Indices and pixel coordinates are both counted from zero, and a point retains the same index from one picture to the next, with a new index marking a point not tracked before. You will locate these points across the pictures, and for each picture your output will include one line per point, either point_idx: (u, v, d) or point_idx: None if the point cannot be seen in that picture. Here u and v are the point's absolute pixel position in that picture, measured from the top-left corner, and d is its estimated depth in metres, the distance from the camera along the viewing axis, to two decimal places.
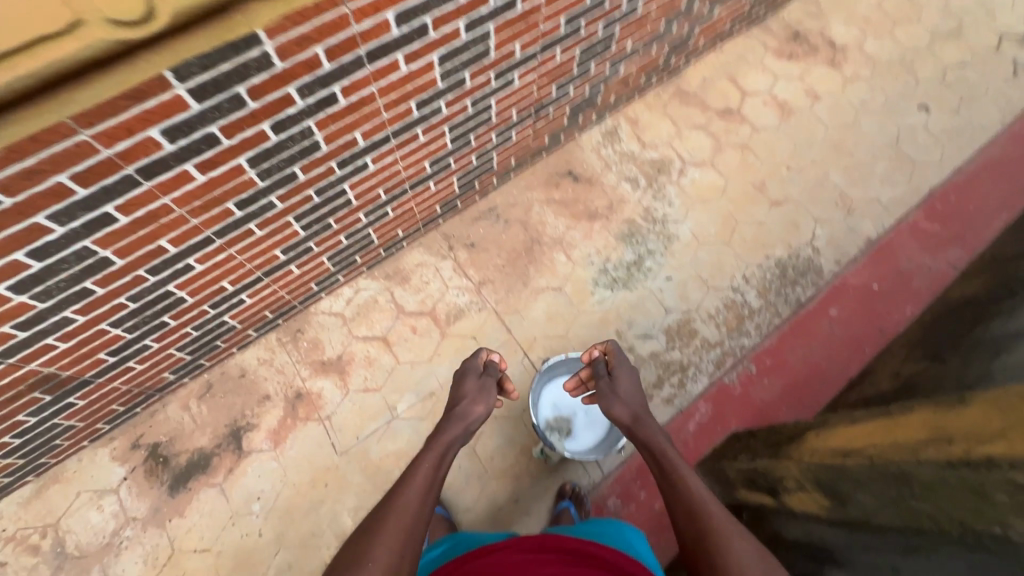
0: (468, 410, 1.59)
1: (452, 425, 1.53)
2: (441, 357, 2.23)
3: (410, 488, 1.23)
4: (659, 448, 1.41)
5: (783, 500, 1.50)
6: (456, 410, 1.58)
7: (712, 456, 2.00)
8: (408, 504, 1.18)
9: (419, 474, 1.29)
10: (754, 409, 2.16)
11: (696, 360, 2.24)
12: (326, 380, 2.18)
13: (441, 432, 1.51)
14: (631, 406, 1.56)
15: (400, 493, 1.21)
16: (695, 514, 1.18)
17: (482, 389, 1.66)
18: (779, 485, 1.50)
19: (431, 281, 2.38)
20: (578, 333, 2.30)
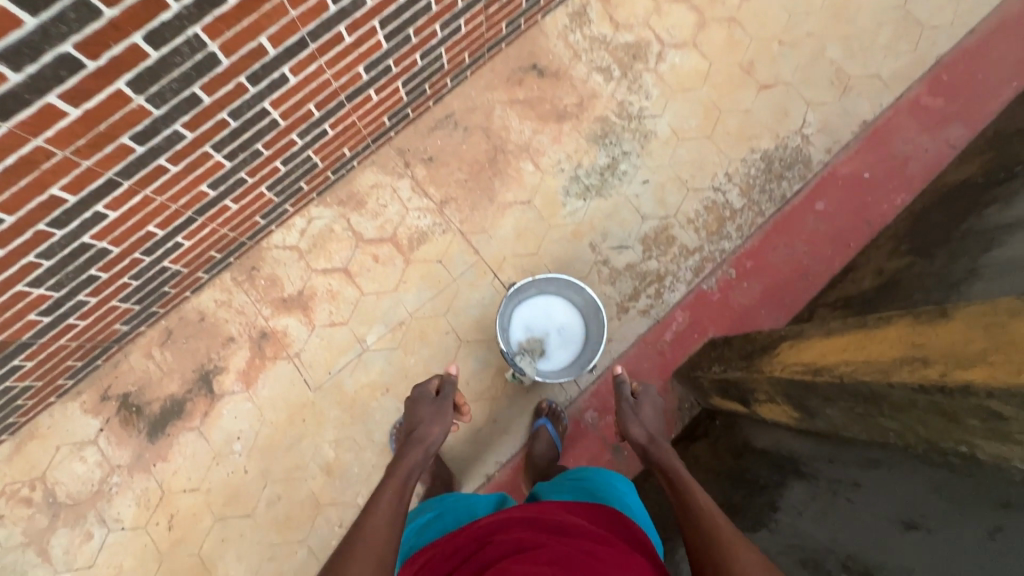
0: (428, 431, 1.57)
1: (413, 448, 1.48)
2: (407, 285, 2.13)
3: (371, 512, 1.17)
4: (670, 465, 1.25)
5: (754, 408, 1.49)
6: (414, 434, 1.54)
7: (688, 363, 1.99)
8: (374, 529, 1.12)
9: (383, 497, 1.23)
10: (732, 315, 2.10)
11: (674, 269, 2.14)
12: (290, 318, 2.10)
13: (401, 460, 1.44)
14: (648, 430, 1.44)
15: (367, 514, 1.17)
16: (700, 535, 0.98)
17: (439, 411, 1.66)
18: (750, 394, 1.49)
19: (389, 203, 2.20)
20: (549, 249, 2.17)
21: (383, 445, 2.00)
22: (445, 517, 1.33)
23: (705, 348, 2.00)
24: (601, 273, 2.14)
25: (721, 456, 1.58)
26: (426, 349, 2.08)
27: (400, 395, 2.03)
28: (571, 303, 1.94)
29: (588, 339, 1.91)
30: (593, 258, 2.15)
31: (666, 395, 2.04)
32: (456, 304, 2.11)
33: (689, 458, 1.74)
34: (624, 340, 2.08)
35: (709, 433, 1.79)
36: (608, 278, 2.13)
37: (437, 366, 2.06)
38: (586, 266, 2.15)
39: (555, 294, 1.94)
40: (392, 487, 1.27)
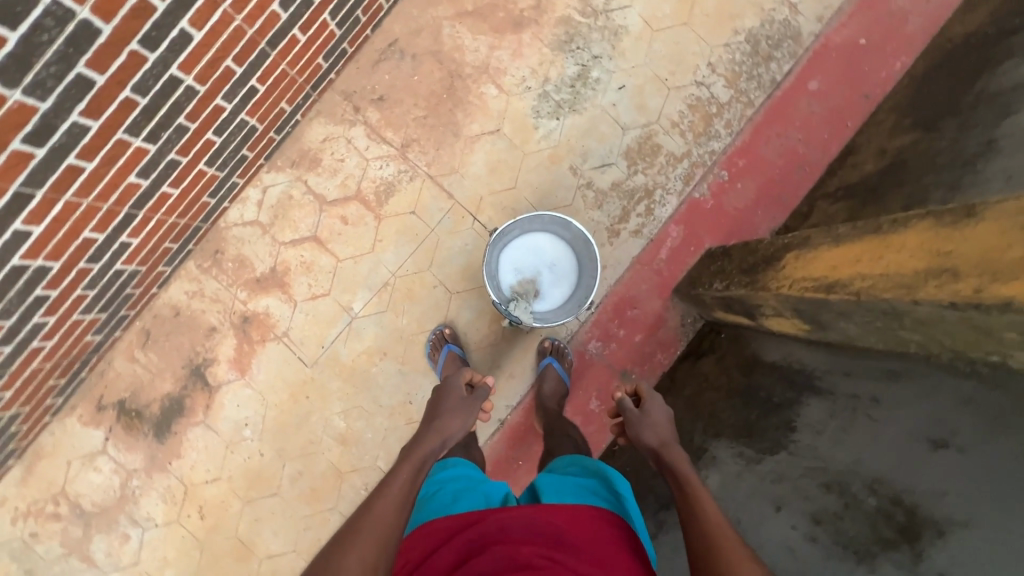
0: (447, 422, 1.40)
1: (428, 438, 1.33)
2: (383, 243, 1.99)
3: (383, 497, 1.06)
4: (679, 473, 1.08)
5: (763, 321, 1.44)
6: (432, 422, 1.39)
7: (688, 279, 1.92)
8: (386, 507, 1.05)
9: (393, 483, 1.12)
10: (728, 221, 2.00)
11: (662, 181, 2.00)
12: (269, 297, 1.98)
13: (419, 443, 1.31)
14: (660, 437, 1.20)
15: (375, 500, 1.07)
16: (698, 533, 0.95)
17: (466, 407, 1.50)
18: (755, 309, 1.43)
19: (346, 157, 2.00)
20: (527, 180, 2.00)
21: (391, 408, 1.98)
22: (441, 494, 1.22)
23: (703, 261, 1.92)
24: (586, 197, 2.00)
25: (730, 371, 1.56)
26: (416, 308, 1.99)
27: (399, 357, 1.99)
28: (558, 238, 1.83)
29: (582, 273, 1.81)
30: (575, 183, 2.00)
31: (668, 313, 1.99)
32: (438, 255, 1.99)
33: (697, 374, 1.74)
34: (619, 265, 1.99)
35: (715, 347, 1.77)
36: (595, 202, 2.00)
37: (430, 323, 1.99)
38: (569, 193, 2.00)
39: (541, 230, 1.83)
40: (404, 474, 1.15)
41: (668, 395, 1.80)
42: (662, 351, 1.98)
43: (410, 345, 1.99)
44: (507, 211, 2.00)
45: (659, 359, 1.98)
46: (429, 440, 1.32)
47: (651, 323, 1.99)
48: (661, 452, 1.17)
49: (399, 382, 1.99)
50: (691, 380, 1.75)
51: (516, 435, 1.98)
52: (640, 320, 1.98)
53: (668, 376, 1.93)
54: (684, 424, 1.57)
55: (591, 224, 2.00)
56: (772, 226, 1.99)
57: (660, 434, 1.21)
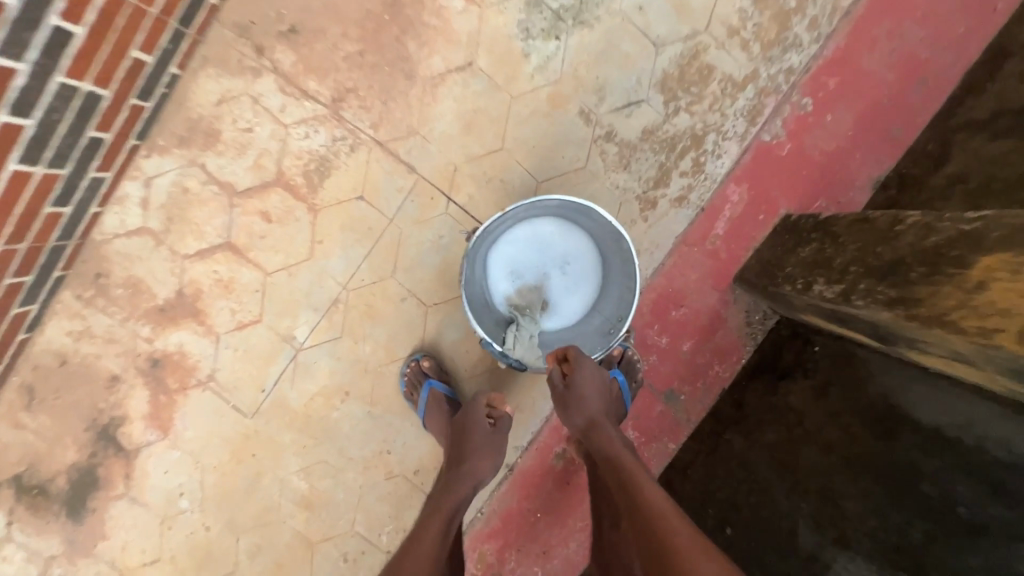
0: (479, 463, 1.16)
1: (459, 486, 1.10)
2: (325, 245, 1.42)
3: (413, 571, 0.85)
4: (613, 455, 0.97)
5: (903, 352, 0.93)
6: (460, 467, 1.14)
7: (760, 263, 1.34)
8: None
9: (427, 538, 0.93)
10: (813, 173, 1.39)
11: (716, 121, 1.38)
12: (182, 331, 1.46)
13: (447, 493, 1.08)
14: (585, 406, 1.10)
15: None
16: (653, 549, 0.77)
17: (492, 445, 1.22)
18: (899, 339, 0.92)
19: (255, 124, 1.38)
20: (519, 136, 1.39)
21: (364, 461, 1.51)
22: None
23: (782, 236, 1.33)
24: (606, 154, 1.38)
25: (848, 421, 1.04)
26: (381, 329, 1.46)
27: (366, 397, 1.49)
28: (572, 226, 1.27)
29: (609, 277, 1.26)
30: (589, 135, 1.38)
31: (728, 310, 1.44)
32: (402, 256, 1.42)
33: (785, 411, 1.21)
34: (658, 250, 1.41)
35: (808, 368, 1.23)
36: (618, 161, 1.38)
37: (403, 347, 1.47)
38: (581, 150, 1.38)
39: (547, 216, 1.25)
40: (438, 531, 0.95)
41: (741, 435, 1.29)
42: (719, 362, 1.45)
43: (379, 380, 1.48)
44: (493, 185, 1.40)
45: (716, 372, 1.46)
46: (459, 484, 1.10)
47: (703, 326, 1.44)
48: (584, 411, 1.09)
49: (370, 427, 1.50)
50: (775, 418, 1.22)
51: (532, 483, 1.52)
52: (690, 322, 1.44)
53: (733, 398, 1.41)
54: (784, 505, 1.07)
55: (614, 193, 1.39)
56: (876, 174, 1.38)
57: (589, 407, 1.09)
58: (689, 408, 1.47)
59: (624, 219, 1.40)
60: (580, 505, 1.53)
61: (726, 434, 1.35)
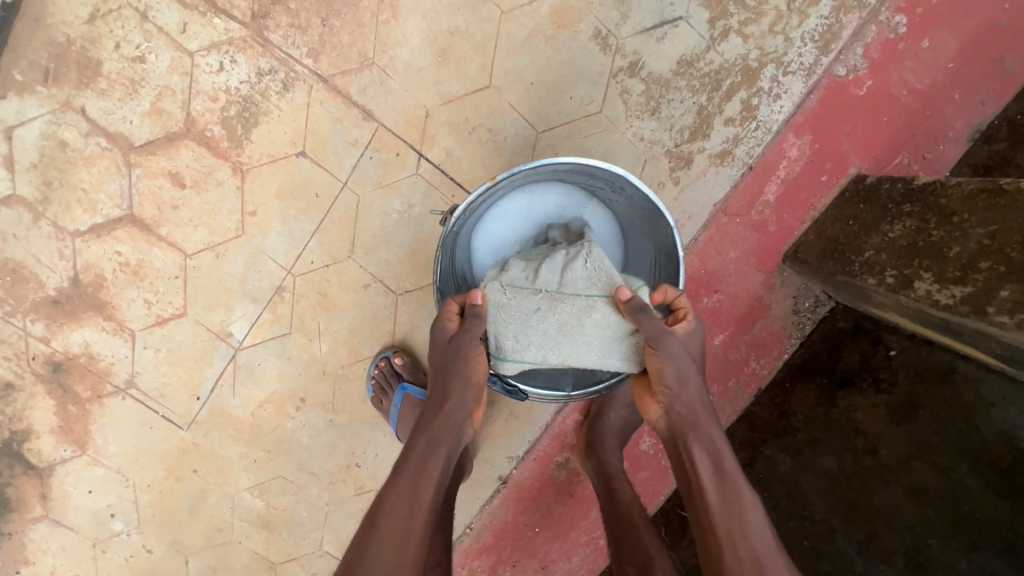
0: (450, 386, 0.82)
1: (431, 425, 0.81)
2: (260, 217, 1.09)
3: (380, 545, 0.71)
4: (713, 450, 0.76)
5: None
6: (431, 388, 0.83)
7: (825, 241, 1.03)
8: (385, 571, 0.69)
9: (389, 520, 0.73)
10: (897, 120, 1.06)
11: (776, 48, 1.03)
12: (87, 328, 1.15)
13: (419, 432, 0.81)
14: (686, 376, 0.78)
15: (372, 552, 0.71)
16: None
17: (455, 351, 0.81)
18: None
19: (147, 51, 1.00)
20: (513, 69, 1.03)
21: (330, 475, 1.26)
22: None
23: (858, 206, 1.02)
24: (628, 94, 1.04)
25: (955, 471, 0.86)
26: (339, 323, 1.16)
27: (328, 402, 1.21)
28: (591, 200, 0.96)
29: (635, 263, 0.96)
30: (607, 67, 1.03)
31: (772, 295, 1.13)
32: (361, 231, 1.10)
33: (852, 434, 0.97)
34: (690, 221, 1.10)
35: (883, 382, 0.98)
36: (644, 103, 1.04)
37: (369, 345, 1.18)
38: (596, 88, 1.04)
39: (555, 184, 0.94)
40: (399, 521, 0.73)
41: (788, 455, 1.04)
42: (757, 357, 1.14)
43: (342, 384, 1.20)
44: (479, 136, 1.06)
45: (752, 368, 1.15)
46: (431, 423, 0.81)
47: (740, 314, 1.14)
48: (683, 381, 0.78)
49: (334, 438, 1.24)
50: (838, 442, 0.97)
51: (529, 497, 1.29)
52: (722, 309, 1.14)
53: (774, 404, 1.12)
54: (860, 568, 0.89)
55: (638, 147, 1.06)
56: (978, 119, 1.05)
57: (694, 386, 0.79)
58: (718, 410, 1.14)
59: (649, 181, 1.07)
60: (585, 519, 1.30)
61: (765, 450, 1.08)
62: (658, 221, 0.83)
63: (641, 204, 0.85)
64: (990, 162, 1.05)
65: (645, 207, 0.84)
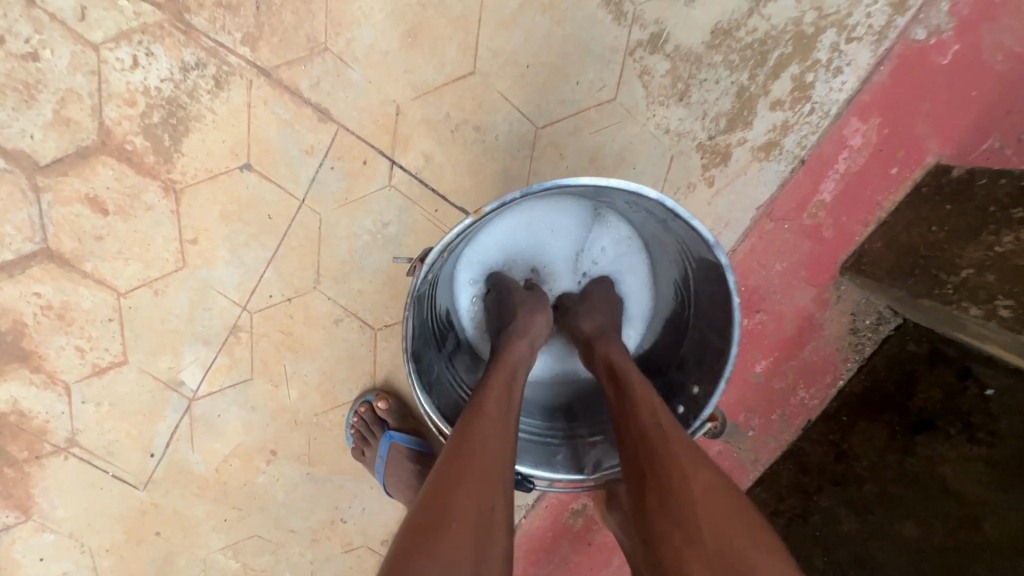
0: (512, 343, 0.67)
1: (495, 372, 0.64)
2: (203, 246, 0.90)
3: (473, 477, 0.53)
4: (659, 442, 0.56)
5: None
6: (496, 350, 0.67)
7: (900, 252, 0.84)
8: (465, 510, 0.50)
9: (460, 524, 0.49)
10: (988, 94, 0.84)
11: (838, 8, 0.81)
12: (13, 382, 0.97)
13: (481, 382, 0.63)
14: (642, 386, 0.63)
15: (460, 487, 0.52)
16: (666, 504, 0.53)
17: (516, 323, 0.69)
18: None
19: (40, 46, 0.79)
20: (502, 49, 0.82)
21: (312, 533, 1.10)
22: None
23: (943, 208, 0.81)
24: (650, 74, 0.82)
25: None
26: (309, 366, 0.98)
27: (304, 453, 1.04)
28: (612, 214, 0.75)
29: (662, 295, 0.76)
30: (622, 42, 0.81)
31: (826, 314, 0.94)
32: (327, 257, 0.91)
33: (941, 496, 0.77)
34: (728, 230, 0.90)
35: (979, 431, 0.77)
36: (669, 85, 0.83)
37: (346, 388, 1.00)
38: (607, 69, 0.82)
39: (565, 200, 0.73)
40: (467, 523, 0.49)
41: (854, 513, 0.86)
42: (805, 387, 0.97)
43: (317, 434, 1.03)
44: (464, 136, 0.85)
45: (800, 399, 0.98)
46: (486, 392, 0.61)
47: (786, 337, 0.95)
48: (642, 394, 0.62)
49: (313, 492, 1.07)
50: (922, 504, 0.78)
51: (542, 549, 1.12)
52: (765, 333, 0.95)
53: (830, 442, 0.94)
54: None
55: (662, 141, 0.85)
56: None
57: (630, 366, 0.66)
58: (758, 447, 1.00)
59: (676, 184, 0.87)
60: (607, 569, 1.13)
61: (822, 501, 0.91)
62: (702, 253, 0.62)
63: (683, 233, 0.64)
64: None
65: (689, 241, 0.64)
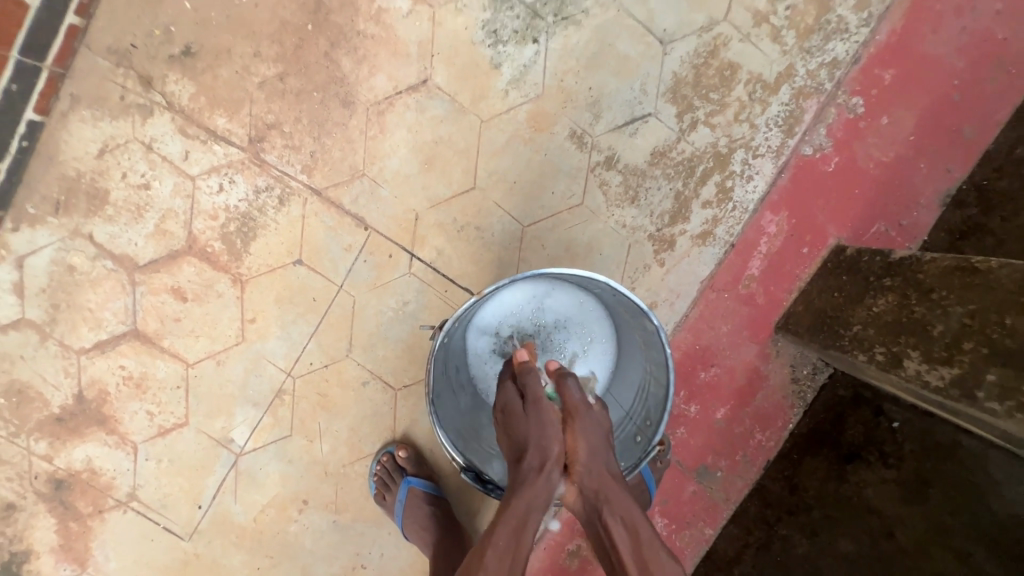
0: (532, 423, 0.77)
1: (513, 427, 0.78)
2: (259, 324, 1.12)
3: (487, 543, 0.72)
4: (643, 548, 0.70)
5: None
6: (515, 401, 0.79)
7: (814, 313, 1.05)
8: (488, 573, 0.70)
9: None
10: (868, 192, 1.10)
11: (743, 135, 1.09)
12: (90, 443, 1.15)
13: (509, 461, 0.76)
14: (595, 447, 0.75)
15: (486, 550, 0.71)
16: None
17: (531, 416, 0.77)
18: None
19: (151, 178, 1.07)
20: (495, 171, 1.09)
21: None
22: None
23: (841, 277, 1.04)
24: (607, 185, 1.09)
25: (974, 556, 0.90)
26: (340, 422, 1.16)
27: (332, 502, 1.20)
28: (553, 288, 0.96)
29: (628, 365, 0.96)
30: (584, 163, 1.09)
31: (769, 365, 1.12)
32: (358, 331, 1.13)
33: (867, 513, 1.00)
34: (679, 299, 1.12)
35: (890, 456, 1.01)
36: (623, 193, 1.09)
37: (370, 442, 1.17)
38: (575, 182, 1.09)
39: (554, 284, 0.96)
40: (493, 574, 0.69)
41: (805, 535, 1.05)
42: (762, 429, 1.12)
43: (344, 483, 1.19)
44: (467, 233, 1.10)
45: (758, 441, 1.12)
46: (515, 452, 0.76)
47: (739, 386, 1.13)
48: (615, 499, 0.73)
49: (337, 540, 1.21)
50: (856, 523, 1.00)
51: None
52: (723, 383, 1.13)
53: (785, 478, 1.10)
54: None
55: (621, 233, 1.10)
56: (946, 185, 1.09)
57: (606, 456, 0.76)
58: (727, 487, 1.13)
59: (635, 265, 1.11)
60: None
61: (780, 529, 1.07)
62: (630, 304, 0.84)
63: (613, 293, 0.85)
64: (965, 227, 1.07)
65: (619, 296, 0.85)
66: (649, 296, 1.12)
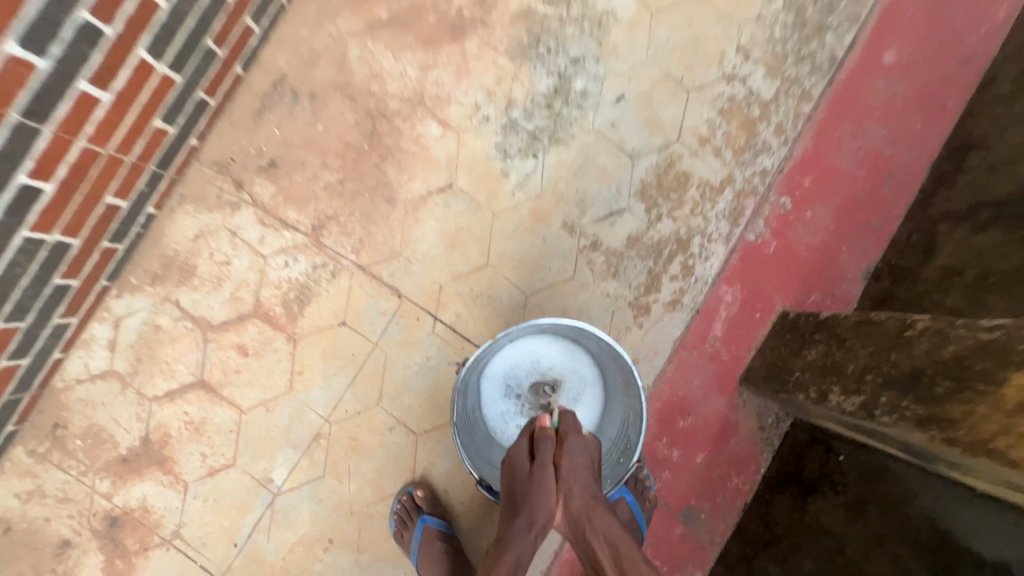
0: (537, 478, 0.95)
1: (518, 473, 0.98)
2: (305, 375, 1.34)
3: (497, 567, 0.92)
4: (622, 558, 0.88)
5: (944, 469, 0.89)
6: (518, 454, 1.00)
7: (767, 365, 1.27)
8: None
9: None
10: (802, 269, 1.37)
11: (699, 225, 1.39)
12: (146, 482, 1.32)
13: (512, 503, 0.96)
14: (578, 469, 0.95)
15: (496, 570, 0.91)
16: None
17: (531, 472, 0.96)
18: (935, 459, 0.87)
19: (232, 257, 1.35)
20: (504, 252, 1.37)
21: None
22: None
23: (785, 335, 1.27)
24: (593, 263, 1.37)
25: (902, 557, 1.01)
26: (366, 464, 1.33)
27: (354, 540, 1.33)
28: (551, 343, 1.19)
29: (614, 405, 1.16)
30: (574, 246, 1.37)
31: (738, 415, 1.32)
32: (388, 382, 1.34)
33: (822, 536, 1.13)
34: (657, 356, 1.35)
35: (838, 483, 1.16)
36: (606, 269, 1.36)
37: (392, 483, 1.33)
38: (568, 261, 1.37)
39: (551, 339, 1.19)
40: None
41: (778, 565, 1.18)
42: (737, 472, 1.30)
43: (366, 523, 1.33)
44: (481, 301, 1.36)
45: (735, 484, 1.30)
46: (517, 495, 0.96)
47: (714, 433, 1.32)
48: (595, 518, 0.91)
49: None
50: (816, 547, 1.13)
51: None
52: (700, 430, 1.32)
53: (759, 516, 1.27)
54: None
55: (605, 301, 1.36)
56: (864, 264, 1.37)
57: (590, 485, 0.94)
58: (711, 528, 1.29)
59: (618, 327, 1.35)
60: None
61: (758, 562, 1.22)
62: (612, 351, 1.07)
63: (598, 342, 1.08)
64: (882, 296, 1.33)
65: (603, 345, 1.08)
66: (631, 353, 1.35)
